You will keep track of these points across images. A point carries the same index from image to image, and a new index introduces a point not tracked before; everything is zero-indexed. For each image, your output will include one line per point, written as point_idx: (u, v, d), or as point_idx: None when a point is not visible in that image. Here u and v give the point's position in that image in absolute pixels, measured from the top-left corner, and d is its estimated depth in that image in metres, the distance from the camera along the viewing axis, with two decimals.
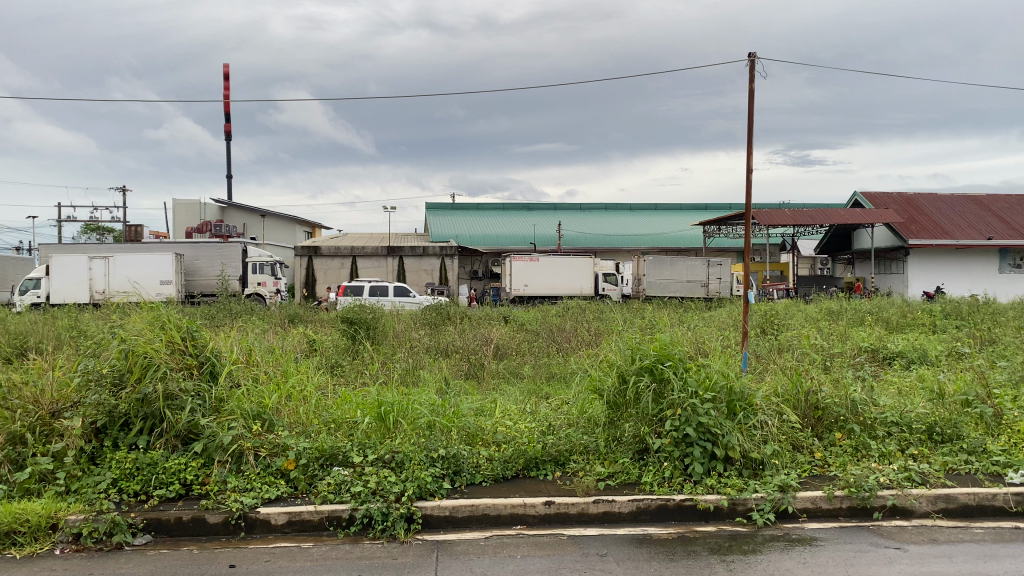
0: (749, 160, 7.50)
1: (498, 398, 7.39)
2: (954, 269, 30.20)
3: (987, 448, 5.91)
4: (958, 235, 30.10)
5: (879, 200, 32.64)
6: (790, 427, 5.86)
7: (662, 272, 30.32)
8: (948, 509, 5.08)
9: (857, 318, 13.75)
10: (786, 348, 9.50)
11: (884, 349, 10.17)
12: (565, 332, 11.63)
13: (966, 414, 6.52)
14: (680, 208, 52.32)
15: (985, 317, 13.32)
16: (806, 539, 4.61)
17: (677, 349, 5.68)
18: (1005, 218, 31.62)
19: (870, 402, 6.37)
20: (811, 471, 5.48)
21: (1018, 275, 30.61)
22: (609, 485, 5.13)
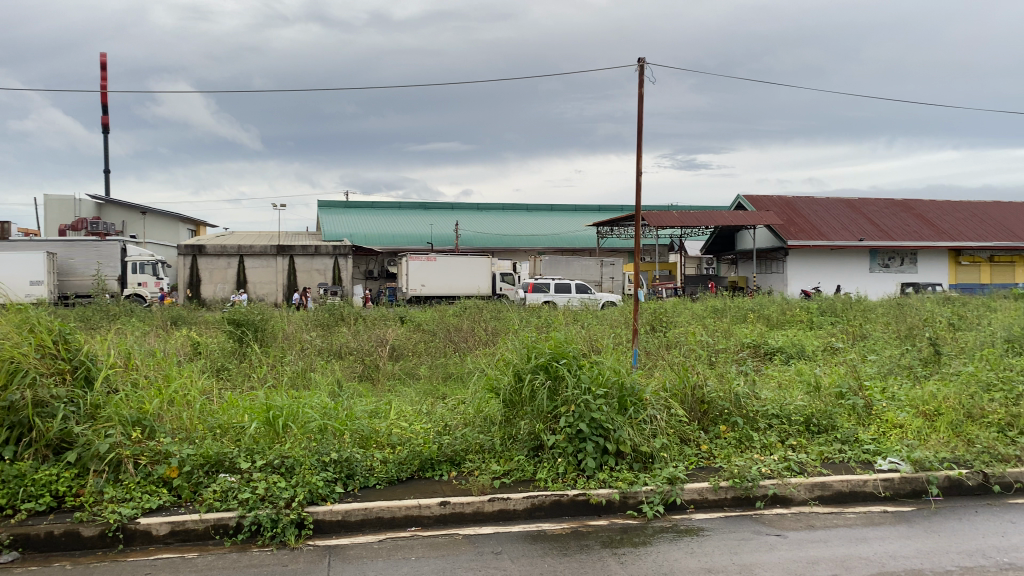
0: (640, 161, 7.72)
1: (393, 399, 7.31)
2: (829, 268, 31.92)
3: (858, 437, 6.27)
4: (832, 236, 31.82)
5: (761, 203, 34.10)
6: (677, 421, 6.03)
7: (558, 272, 30.71)
8: (823, 497, 5.35)
9: (741, 316, 14.35)
10: (674, 345, 9.79)
11: (765, 345, 10.64)
12: (462, 331, 11.65)
13: (840, 405, 6.89)
14: (574, 208, 53.24)
15: (858, 314, 14.16)
16: (693, 530, 4.76)
17: (571, 347, 5.77)
18: (874, 221, 33.61)
19: (752, 395, 6.65)
20: (698, 463, 5.66)
21: (886, 274, 32.64)
22: (505, 482, 5.15)
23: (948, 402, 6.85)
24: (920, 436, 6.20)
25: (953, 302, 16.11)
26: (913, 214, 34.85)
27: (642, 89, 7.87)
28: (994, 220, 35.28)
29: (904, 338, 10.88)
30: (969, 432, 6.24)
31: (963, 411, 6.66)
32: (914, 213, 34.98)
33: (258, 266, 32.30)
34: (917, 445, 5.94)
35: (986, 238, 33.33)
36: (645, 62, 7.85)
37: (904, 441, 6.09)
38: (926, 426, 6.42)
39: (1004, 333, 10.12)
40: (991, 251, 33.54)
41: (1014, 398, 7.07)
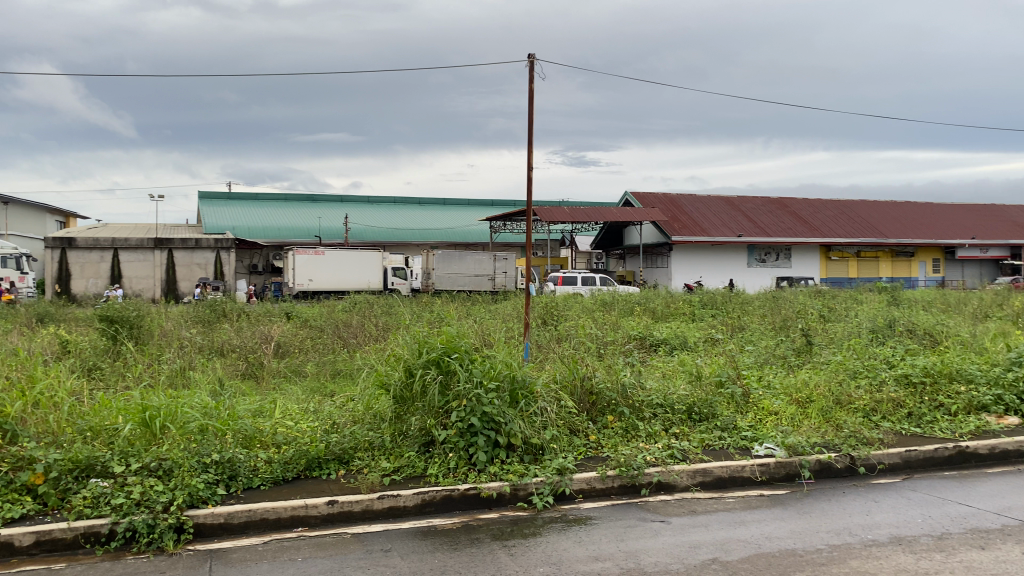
0: (530, 156, 7.79)
1: (278, 398, 7.09)
2: (711, 263, 33.20)
3: (736, 424, 6.54)
4: (713, 232, 33.06)
5: (647, 199, 35.04)
6: (567, 413, 6.12)
7: (451, 266, 30.71)
8: (705, 482, 5.55)
9: (628, 309, 14.71)
10: (564, 338, 9.94)
11: (650, 336, 10.95)
12: (352, 327, 11.46)
13: (720, 393, 7.16)
14: (465, 202, 53.28)
15: (737, 306, 14.77)
16: (581, 519, 4.84)
17: (462, 341, 5.76)
18: (752, 218, 35.14)
19: (638, 385, 6.82)
20: (586, 453, 5.76)
21: (763, 269, 34.25)
22: (395, 479, 5.10)
23: (819, 389, 7.25)
24: (793, 422, 6.53)
25: (824, 294, 17.04)
26: (788, 212, 36.61)
27: (532, 85, 7.94)
28: (860, 217, 37.52)
29: (779, 329, 11.44)
30: (837, 417, 6.61)
31: (832, 398, 7.07)
32: (788, 210, 36.77)
33: (134, 261, 30.84)
34: (791, 431, 6.24)
35: (853, 234, 35.41)
36: (535, 58, 7.93)
37: (779, 426, 6.39)
38: (799, 412, 6.77)
39: (868, 324, 10.78)
40: (858, 246, 35.67)
41: (877, 384, 7.55)
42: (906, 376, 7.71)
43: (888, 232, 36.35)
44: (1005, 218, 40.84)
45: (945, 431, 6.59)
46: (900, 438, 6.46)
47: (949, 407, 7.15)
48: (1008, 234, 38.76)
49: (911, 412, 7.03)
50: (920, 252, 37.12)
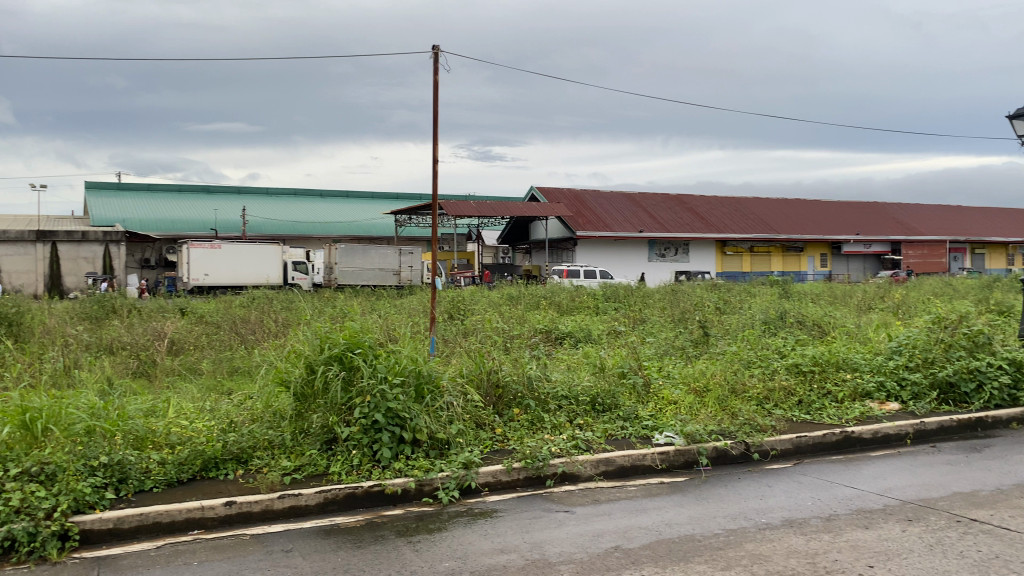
0: (435, 149, 7.74)
1: (171, 397, 6.81)
2: (613, 257, 33.85)
3: (638, 414, 6.69)
4: (616, 227, 33.68)
5: (552, 194, 35.38)
6: (473, 406, 6.12)
7: (355, 261, 30.08)
8: (607, 472, 5.65)
9: (534, 303, 14.81)
10: (471, 331, 9.93)
11: (556, 330, 11.07)
12: (250, 323, 11.14)
13: (622, 384, 7.29)
14: (369, 195, 52.58)
15: (638, 300, 15.10)
16: (486, 512, 4.86)
17: (366, 336, 5.67)
18: (653, 214, 35.98)
19: (543, 377, 6.88)
20: (492, 446, 5.78)
21: (663, 263, 35.16)
22: (296, 478, 4.98)
23: (716, 379, 7.49)
24: (692, 411, 6.73)
25: (721, 287, 17.63)
26: (687, 208, 37.65)
27: (437, 77, 7.88)
28: (754, 214, 38.97)
29: (678, 321, 11.78)
30: (733, 405, 6.85)
31: (728, 387, 7.31)
32: (687, 207, 37.82)
33: (12, 254, 29.19)
34: (689, 420, 6.42)
35: (748, 230, 36.72)
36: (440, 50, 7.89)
37: (678, 416, 6.57)
38: (697, 401, 6.97)
39: (761, 316, 11.20)
40: (752, 242, 37.02)
41: (770, 373, 7.86)
42: (796, 365, 8.05)
43: (780, 228, 37.88)
44: (886, 215, 43.18)
45: (832, 417, 6.92)
46: (791, 424, 6.74)
47: (836, 394, 7.52)
48: (889, 231, 41.01)
49: (801, 400, 7.35)
50: (809, 247, 38.86)
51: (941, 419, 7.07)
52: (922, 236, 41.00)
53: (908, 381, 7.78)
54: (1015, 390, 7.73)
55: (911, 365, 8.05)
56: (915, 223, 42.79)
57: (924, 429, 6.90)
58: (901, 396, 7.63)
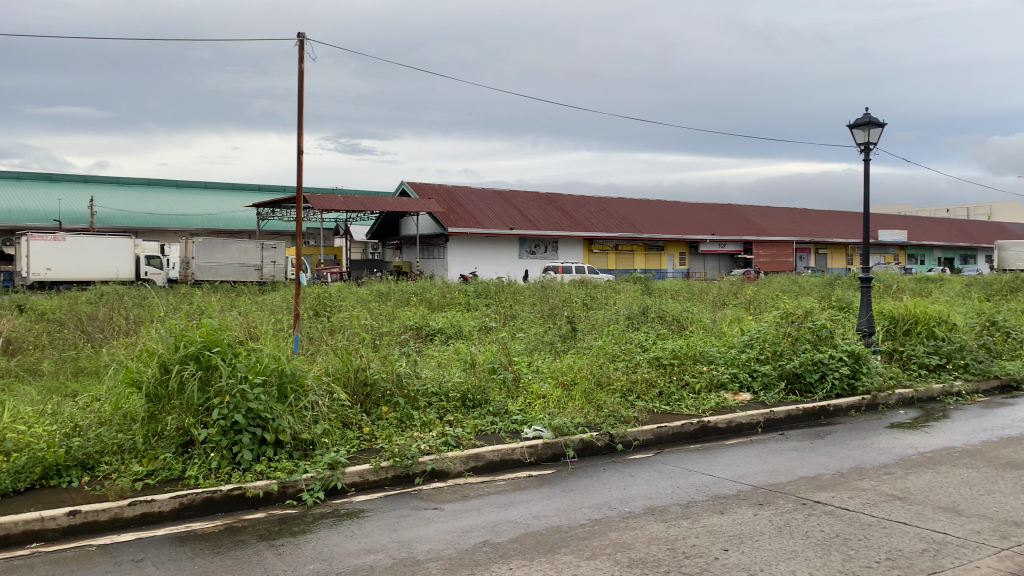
0: (300, 140, 7.52)
1: (6, 400, 6.28)
2: (483, 254, 34.08)
3: (507, 409, 6.75)
4: (487, 223, 33.88)
5: (423, 189, 35.13)
6: (339, 405, 5.99)
7: (213, 255, 28.99)
8: (476, 467, 5.67)
9: (404, 299, 14.65)
10: (338, 329, 9.71)
11: (426, 326, 10.99)
12: (98, 320, 10.45)
13: (492, 379, 7.33)
14: (231, 188, 50.59)
15: (508, 296, 15.25)
16: (353, 512, 4.76)
17: (225, 334, 5.45)
18: (523, 212, 36.43)
19: (413, 374, 6.82)
20: (360, 446, 5.67)
21: (533, 260, 35.70)
22: (148, 484, 4.72)
23: (582, 372, 7.66)
24: (560, 404, 6.84)
25: (588, 285, 18.05)
26: (555, 207, 38.32)
27: (302, 65, 7.67)
28: (619, 213, 40.16)
29: (547, 316, 11.98)
30: (598, 398, 7.02)
31: (595, 380, 7.50)
32: (555, 205, 38.51)
33: None
34: (557, 413, 6.53)
35: (613, 229, 37.81)
36: (305, 38, 7.67)
37: (546, 409, 6.67)
38: (564, 395, 7.10)
39: (626, 311, 11.53)
40: (617, 240, 38.17)
41: (633, 366, 8.12)
42: (657, 358, 8.35)
43: (643, 228, 39.22)
44: (741, 217, 45.54)
45: (690, 408, 7.23)
46: (653, 416, 6.99)
47: (694, 385, 7.86)
48: (743, 231, 43.29)
49: (662, 391, 7.64)
50: (671, 246, 40.46)
51: (788, 408, 7.52)
52: (772, 237, 43.55)
53: (759, 373, 8.22)
54: (854, 379, 8.33)
55: (763, 358, 8.51)
56: (766, 225, 45.35)
57: (773, 418, 7.32)
58: (753, 387, 8.06)
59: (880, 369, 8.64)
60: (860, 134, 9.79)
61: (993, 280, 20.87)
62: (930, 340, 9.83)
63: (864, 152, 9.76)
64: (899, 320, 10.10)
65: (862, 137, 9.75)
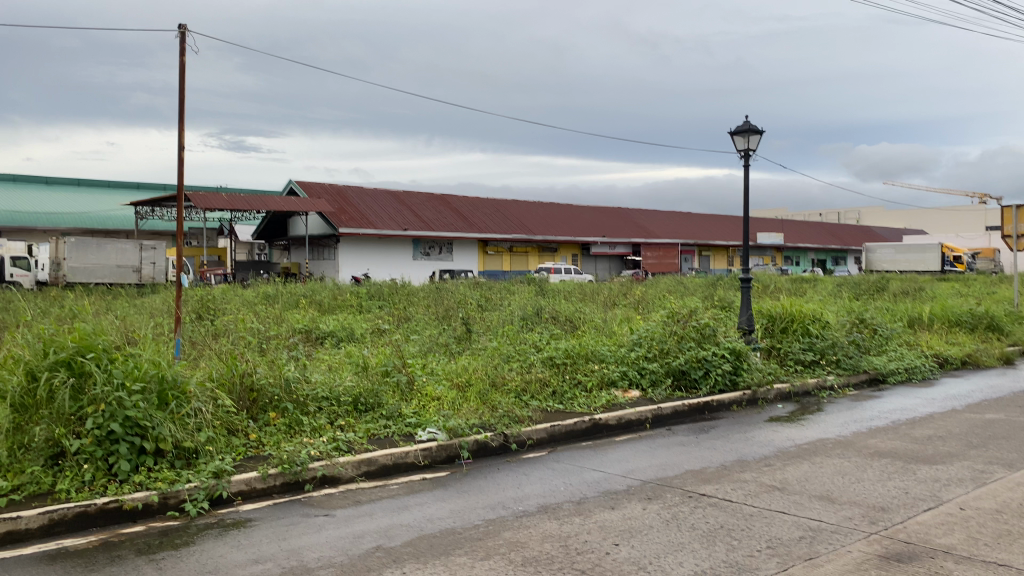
0: (182, 136, 7.21)
1: None
2: (375, 255, 33.69)
3: (401, 412, 6.68)
4: (379, 224, 33.43)
5: (313, 188, 34.36)
6: (224, 412, 5.78)
7: (86, 258, 27.55)
8: (369, 472, 5.58)
9: (293, 302, 14.30)
10: (222, 333, 9.36)
11: (316, 329, 10.75)
12: None
13: (386, 382, 7.23)
14: (106, 185, 48.10)
15: (401, 298, 15.10)
16: (240, 521, 4.60)
17: (100, 339, 5.20)
18: (417, 212, 36.14)
19: (302, 378, 6.65)
20: (246, 453, 5.49)
21: (426, 262, 35.56)
22: (13, 500, 4.42)
23: (477, 373, 7.66)
24: (454, 406, 6.82)
25: (482, 286, 18.08)
26: (449, 208, 38.18)
27: (184, 58, 7.37)
28: (512, 214, 40.47)
29: (441, 318, 11.93)
30: (492, 399, 7.04)
31: (489, 381, 7.51)
32: (449, 206, 38.40)
33: None
34: (451, 415, 6.51)
35: (507, 230, 38.05)
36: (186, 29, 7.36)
37: (441, 411, 6.63)
38: (459, 396, 7.08)
39: (520, 312, 11.60)
40: (511, 242, 38.47)
41: (527, 366, 8.18)
42: (551, 358, 8.44)
43: (536, 229, 39.64)
44: (629, 220, 46.72)
45: (582, 406, 7.35)
46: (546, 415, 7.07)
47: (586, 383, 7.99)
48: (632, 234, 44.41)
49: (555, 390, 7.73)
50: (562, 247, 41.09)
51: (675, 403, 7.76)
52: (659, 239, 44.87)
53: (648, 370, 8.45)
54: (736, 375, 8.69)
55: (651, 356, 8.74)
56: (653, 227, 46.69)
57: (661, 414, 7.53)
58: (641, 384, 8.27)
59: (760, 366, 9.05)
60: (740, 141, 10.20)
61: (860, 281, 22.19)
62: (805, 337, 10.36)
63: (745, 159, 10.18)
64: (776, 318, 10.60)
65: (743, 144, 10.16)
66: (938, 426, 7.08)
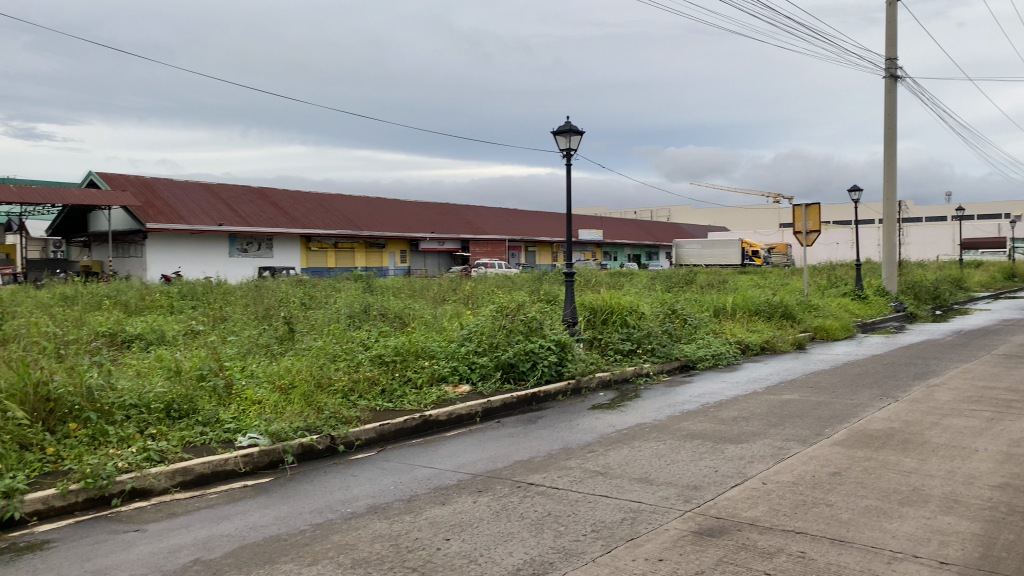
0: None
1: None
2: (187, 252, 31.85)
3: (219, 417, 6.34)
4: (192, 219, 31.61)
5: (116, 181, 31.92)
6: (16, 425, 5.25)
7: None
8: (184, 482, 5.26)
9: (95, 303, 13.22)
10: (11, 338, 8.48)
11: (123, 332, 10.01)
12: None
13: (201, 387, 6.82)
14: None
15: (217, 297, 14.34)
16: (35, 544, 4.19)
17: None
18: (233, 207, 34.44)
19: (106, 386, 6.15)
20: (42, 470, 5.02)
21: (244, 259, 34.09)
22: None
23: (301, 374, 7.41)
24: (277, 409, 6.56)
25: (305, 283, 17.55)
26: (268, 202, 36.66)
27: None
28: (336, 209, 39.54)
29: (261, 317, 11.45)
30: (318, 400, 6.84)
31: (314, 381, 7.28)
32: (269, 200, 36.92)
33: None
34: (273, 418, 6.25)
35: (330, 226, 37.15)
36: None
37: (262, 415, 6.36)
38: (281, 399, 6.82)
39: (346, 310, 11.35)
40: (335, 238, 37.64)
41: (354, 365, 8.00)
42: (379, 356, 8.31)
43: (361, 225, 38.97)
44: (456, 216, 46.98)
45: (412, 404, 7.30)
46: (375, 414, 6.96)
47: (416, 380, 7.95)
48: (458, 229, 44.71)
49: (384, 389, 7.64)
50: (389, 243, 40.67)
51: (504, 396, 7.88)
52: (486, 235, 45.50)
53: (477, 364, 8.52)
54: (561, 366, 8.96)
55: (480, 350, 8.83)
56: (479, 224, 47.23)
57: (490, 407, 7.63)
58: (471, 378, 8.34)
59: (583, 356, 9.40)
60: (562, 141, 10.51)
61: (672, 273, 23.56)
62: (623, 328, 10.87)
63: (567, 158, 10.50)
64: (598, 310, 11.04)
65: (564, 143, 10.48)
66: (743, 407, 7.65)
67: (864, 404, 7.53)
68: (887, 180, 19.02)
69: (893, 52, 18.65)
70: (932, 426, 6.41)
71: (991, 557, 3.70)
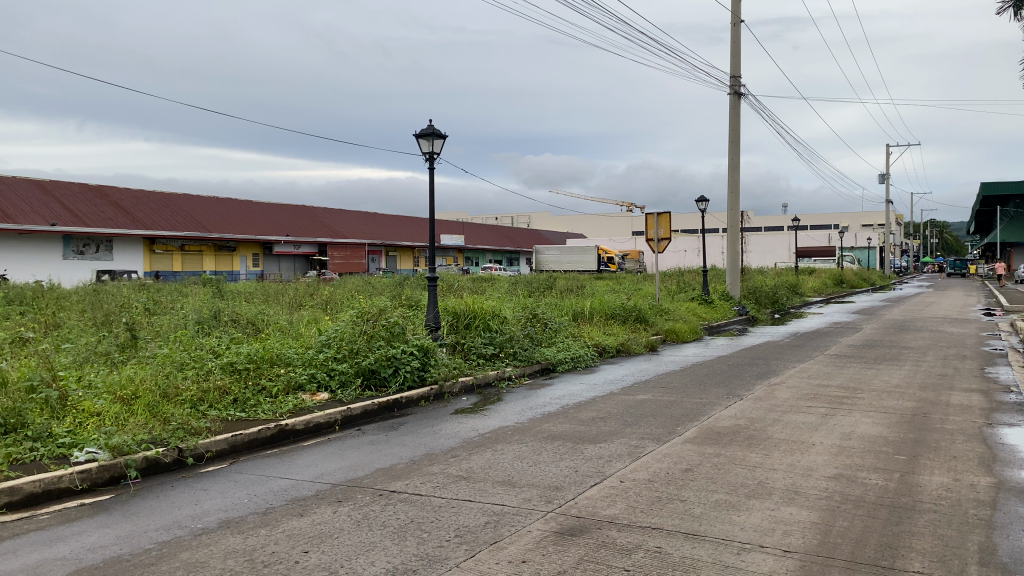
0: None
1: None
2: (14, 252, 29.36)
3: (52, 431, 5.84)
4: (20, 218, 29.23)
5: None
6: None
7: None
8: (12, 503, 4.82)
9: None
10: None
11: None
12: None
13: (31, 400, 6.27)
14: None
15: (49, 302, 13.28)
16: None
17: None
18: (69, 205, 32.08)
19: None
20: None
21: (81, 261, 31.84)
22: None
23: (145, 384, 6.97)
24: (118, 421, 6.13)
25: (149, 287, 16.55)
26: (108, 201, 34.33)
27: None
28: (184, 210, 37.60)
29: (100, 324, 10.69)
30: (164, 411, 6.45)
31: (159, 392, 6.86)
32: (108, 198, 34.59)
33: None
34: (114, 431, 5.81)
35: (177, 227, 35.38)
36: None
37: (101, 428, 5.91)
38: (123, 410, 6.38)
39: (194, 315, 10.77)
40: (182, 240, 35.91)
41: (204, 374, 7.60)
42: (231, 363, 7.93)
43: (211, 227, 37.30)
44: (313, 218, 45.81)
45: (266, 413, 7.02)
46: (226, 424, 6.63)
47: (270, 390, 7.65)
48: (315, 233, 43.67)
49: (236, 398, 7.30)
50: (240, 246, 39.11)
51: (365, 403, 7.73)
52: (343, 239, 44.70)
53: (336, 371, 8.33)
54: (423, 371, 8.90)
55: (340, 356, 8.64)
56: (337, 227, 46.27)
57: (350, 414, 7.46)
58: (330, 386, 8.13)
59: (446, 360, 9.37)
60: (425, 144, 10.45)
61: (530, 278, 23.92)
62: (486, 332, 10.96)
63: (429, 161, 10.45)
64: (460, 315, 11.08)
65: (427, 147, 10.43)
66: (600, 408, 7.87)
67: (713, 402, 7.93)
68: (731, 190, 20.16)
69: (738, 71, 19.79)
70: (773, 423, 6.82)
71: (829, 544, 3.97)
